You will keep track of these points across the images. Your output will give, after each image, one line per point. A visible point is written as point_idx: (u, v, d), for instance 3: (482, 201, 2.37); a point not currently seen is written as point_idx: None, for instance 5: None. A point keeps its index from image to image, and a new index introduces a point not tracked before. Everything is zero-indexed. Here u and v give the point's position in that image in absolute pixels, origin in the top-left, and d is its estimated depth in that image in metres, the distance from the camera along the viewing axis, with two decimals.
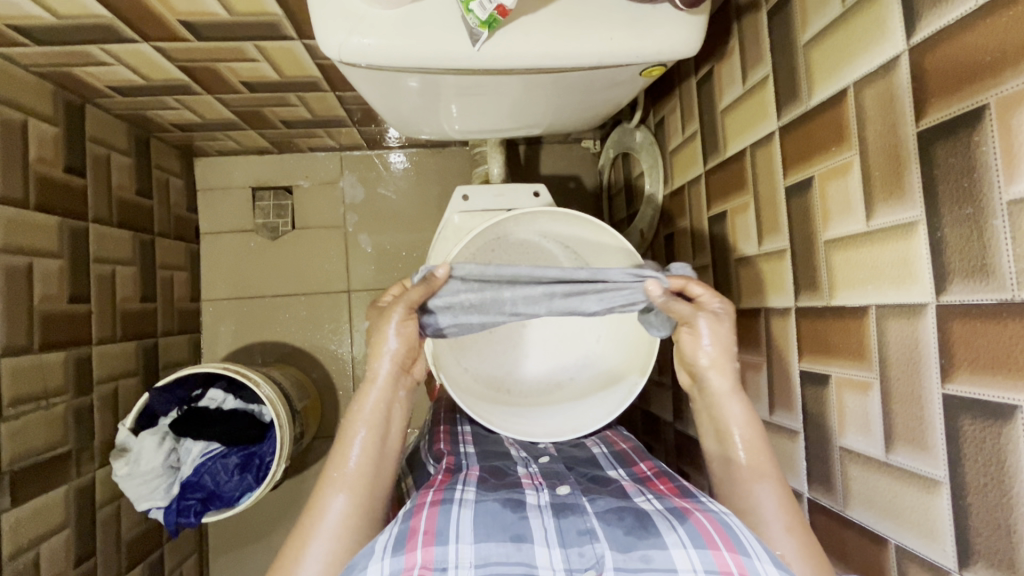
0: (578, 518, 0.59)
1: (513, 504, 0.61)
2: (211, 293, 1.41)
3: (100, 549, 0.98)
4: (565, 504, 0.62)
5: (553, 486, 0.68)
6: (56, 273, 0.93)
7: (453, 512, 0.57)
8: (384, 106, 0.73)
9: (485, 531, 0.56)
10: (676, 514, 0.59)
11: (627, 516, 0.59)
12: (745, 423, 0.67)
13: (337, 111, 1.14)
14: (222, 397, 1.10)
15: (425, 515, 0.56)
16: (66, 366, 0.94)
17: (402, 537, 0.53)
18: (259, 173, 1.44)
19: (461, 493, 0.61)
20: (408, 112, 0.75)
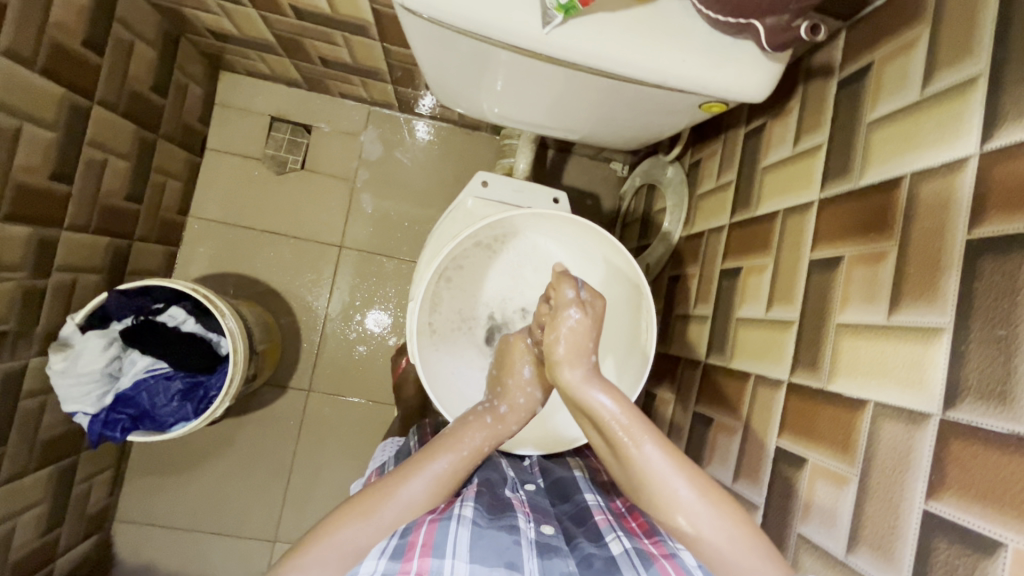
0: (561, 561, 0.58)
1: (507, 527, 0.61)
2: (200, 210, 1.36)
3: (10, 444, 0.92)
4: (550, 544, 0.61)
5: (539, 522, 0.66)
6: (45, 145, 0.88)
7: (452, 529, 0.59)
8: (428, 62, 0.68)
9: (479, 554, 0.56)
10: (642, 557, 0.57)
11: (596, 563, 0.58)
12: (615, 403, 0.65)
13: (379, 63, 1.11)
14: (183, 316, 1.02)
15: (424, 530, 0.60)
16: (29, 243, 0.89)
17: (400, 550, 0.57)
18: (281, 104, 1.39)
19: (460, 510, 0.63)
20: (451, 73, 0.70)
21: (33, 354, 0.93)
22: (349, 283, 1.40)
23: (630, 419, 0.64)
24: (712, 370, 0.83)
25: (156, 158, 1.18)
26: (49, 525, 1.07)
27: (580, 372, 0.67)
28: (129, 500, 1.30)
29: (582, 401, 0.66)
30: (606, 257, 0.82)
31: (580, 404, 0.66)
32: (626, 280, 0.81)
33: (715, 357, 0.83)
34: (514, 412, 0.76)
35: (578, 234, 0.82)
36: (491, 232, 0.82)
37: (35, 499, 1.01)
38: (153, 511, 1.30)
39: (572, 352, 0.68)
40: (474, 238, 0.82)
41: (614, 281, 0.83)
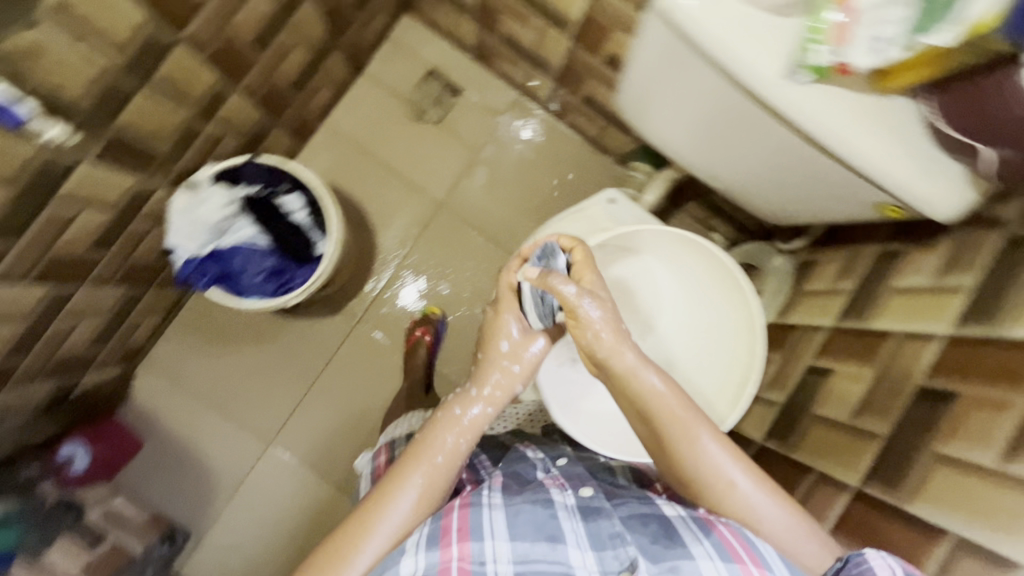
0: (607, 522, 0.64)
1: (541, 501, 0.66)
2: (335, 124, 1.44)
3: (113, 251, 0.98)
4: (591, 507, 0.67)
5: (576, 487, 0.71)
6: (261, 13, 0.95)
7: (485, 513, 0.64)
8: (634, 72, 0.74)
9: (516, 531, 0.62)
10: (698, 523, 0.63)
11: (652, 523, 0.64)
12: (667, 389, 0.71)
13: (557, 60, 1.17)
14: (297, 207, 1.06)
15: (456, 515, 0.65)
16: (209, 90, 0.96)
17: (436, 536, 0.63)
18: (443, 60, 1.46)
19: (490, 497, 0.67)
20: (648, 90, 0.75)
21: (165, 184, 1.00)
22: (435, 241, 1.45)
23: (684, 411, 0.69)
24: (768, 453, 0.83)
25: (327, 64, 1.26)
26: (99, 339, 1.12)
27: (635, 355, 0.72)
28: (163, 349, 1.35)
29: (637, 382, 0.71)
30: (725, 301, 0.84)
31: (634, 389, 0.71)
32: (741, 330, 0.81)
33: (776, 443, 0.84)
34: (491, 400, 0.80)
35: (706, 270, 0.84)
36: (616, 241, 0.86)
37: (101, 310, 1.07)
38: (179, 369, 1.35)
39: (614, 339, 0.72)
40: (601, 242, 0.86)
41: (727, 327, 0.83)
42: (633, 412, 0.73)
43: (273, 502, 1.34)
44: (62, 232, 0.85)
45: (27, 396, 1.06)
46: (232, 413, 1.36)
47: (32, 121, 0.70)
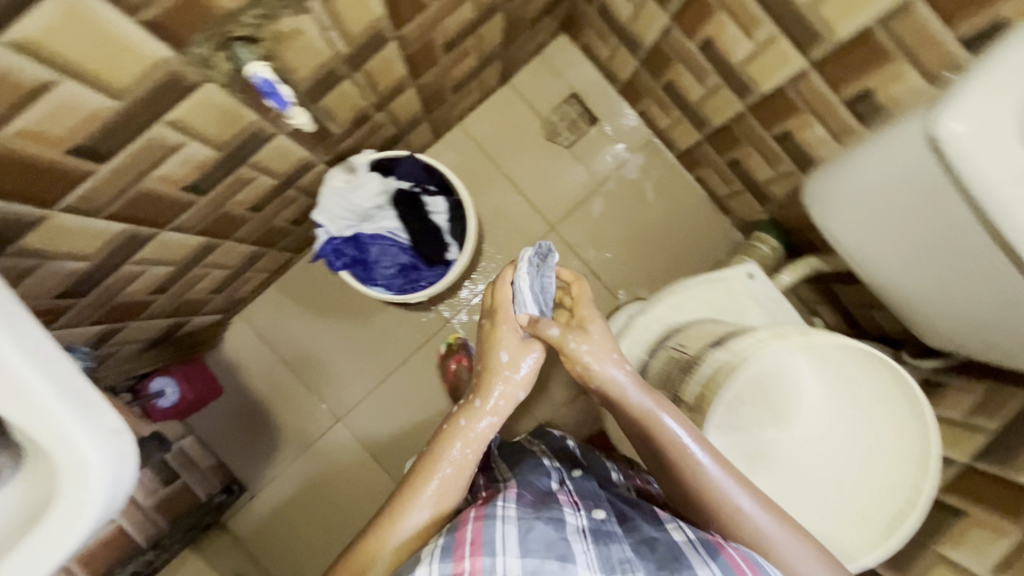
0: (618, 547, 0.66)
1: (553, 520, 0.66)
2: (469, 127, 1.45)
3: (259, 214, 1.00)
4: (603, 529, 0.69)
5: (588, 509, 0.73)
6: (462, 23, 0.96)
7: (499, 526, 0.63)
8: (857, 172, 0.74)
9: (530, 547, 0.61)
10: (706, 546, 0.65)
11: (659, 547, 0.66)
12: (680, 416, 0.74)
13: (721, 121, 1.15)
14: (440, 209, 1.08)
15: (471, 526, 0.63)
16: (395, 85, 0.97)
17: (450, 547, 0.61)
18: (588, 88, 1.46)
19: (504, 510, 0.65)
20: (864, 194, 0.75)
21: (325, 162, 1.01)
22: None
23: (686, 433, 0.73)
24: None
25: (487, 72, 1.27)
26: (217, 287, 1.16)
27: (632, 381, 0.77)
28: (258, 306, 1.37)
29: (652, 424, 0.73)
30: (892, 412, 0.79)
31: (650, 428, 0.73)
32: (910, 462, 0.79)
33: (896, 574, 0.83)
34: (500, 408, 0.78)
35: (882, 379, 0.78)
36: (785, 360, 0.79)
37: (227, 263, 1.09)
38: (270, 328, 1.38)
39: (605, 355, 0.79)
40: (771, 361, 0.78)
41: (883, 444, 0.80)
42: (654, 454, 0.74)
43: (330, 474, 1.37)
44: (239, 193, 0.87)
45: (147, 329, 1.08)
46: (310, 383, 1.38)
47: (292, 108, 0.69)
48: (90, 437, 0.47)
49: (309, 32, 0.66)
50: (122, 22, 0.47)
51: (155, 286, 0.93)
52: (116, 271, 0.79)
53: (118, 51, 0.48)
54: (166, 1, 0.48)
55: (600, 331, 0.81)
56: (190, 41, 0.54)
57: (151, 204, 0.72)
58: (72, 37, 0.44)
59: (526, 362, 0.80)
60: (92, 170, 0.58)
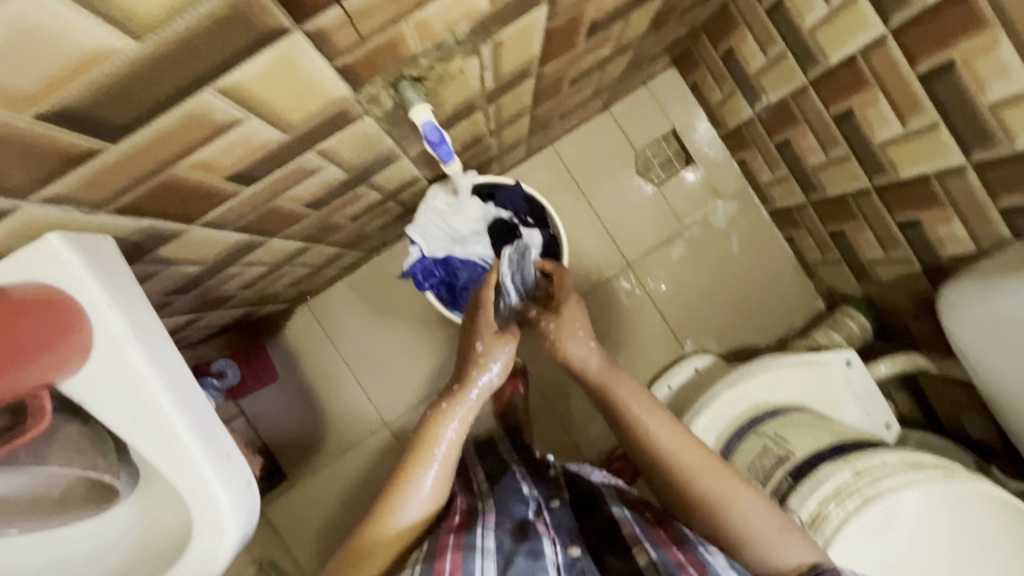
0: None
1: (531, 554, 0.72)
2: (560, 149, 1.41)
3: (355, 224, 0.98)
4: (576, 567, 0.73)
5: (566, 541, 0.77)
6: (596, 60, 0.92)
7: (477, 563, 0.70)
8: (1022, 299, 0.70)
9: None
10: (669, 568, 0.68)
11: None
12: (640, 400, 0.85)
13: (837, 192, 1.09)
14: (535, 243, 1.05)
15: (450, 558, 0.70)
16: (515, 114, 0.93)
17: None
18: (688, 127, 1.40)
19: (481, 541, 0.74)
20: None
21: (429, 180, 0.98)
22: (608, 297, 1.41)
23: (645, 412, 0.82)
24: None
25: (594, 100, 1.22)
26: (295, 282, 1.15)
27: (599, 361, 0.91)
28: (324, 299, 1.36)
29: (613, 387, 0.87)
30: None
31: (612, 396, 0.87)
32: None
33: None
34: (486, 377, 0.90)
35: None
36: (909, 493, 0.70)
37: (311, 263, 1.08)
38: (332, 323, 1.37)
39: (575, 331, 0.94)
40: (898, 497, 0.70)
41: None
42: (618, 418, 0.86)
43: (368, 476, 1.36)
44: (347, 207, 0.85)
45: (222, 317, 1.07)
46: (363, 383, 1.37)
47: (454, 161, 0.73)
48: (227, 489, 0.46)
49: (469, 71, 0.63)
50: (323, 68, 0.44)
51: (247, 282, 0.92)
52: (220, 273, 0.78)
53: (307, 93, 0.46)
54: (366, 48, 0.45)
55: (573, 306, 0.96)
56: (368, 81, 0.51)
57: (273, 219, 0.70)
58: (274, 82, 0.42)
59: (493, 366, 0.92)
60: (240, 193, 0.57)
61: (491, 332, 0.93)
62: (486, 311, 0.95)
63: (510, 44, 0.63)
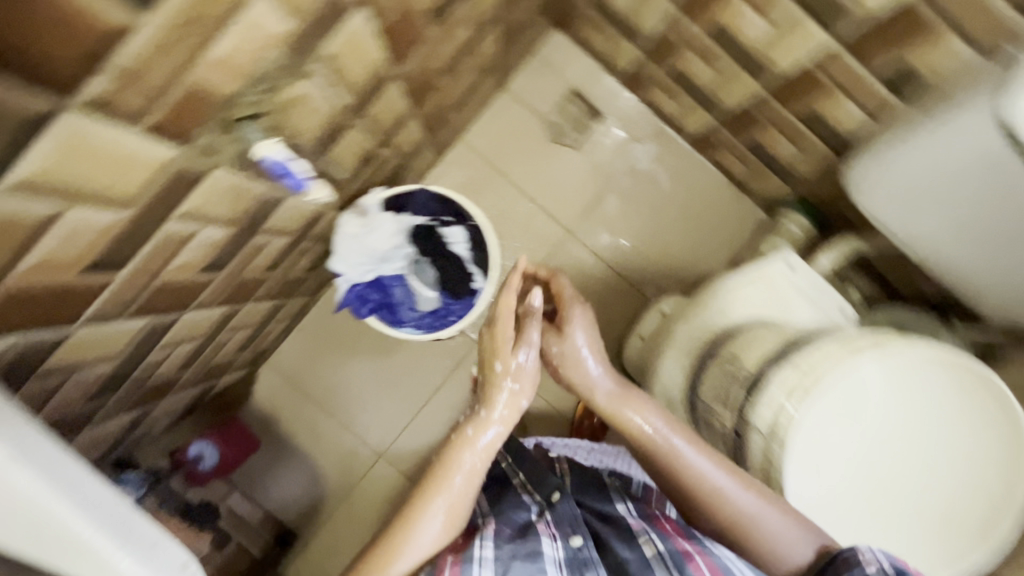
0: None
1: (529, 555, 0.78)
2: (471, 139, 1.39)
3: (275, 275, 0.97)
4: (581, 560, 0.80)
5: (567, 536, 0.83)
6: (461, 43, 0.90)
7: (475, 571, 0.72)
8: (925, 149, 0.78)
9: None
10: (674, 559, 0.77)
11: None
12: (644, 408, 0.87)
13: (737, 104, 1.10)
14: (459, 239, 1.03)
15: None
16: (398, 119, 0.92)
17: None
18: (589, 83, 1.39)
19: (480, 552, 0.75)
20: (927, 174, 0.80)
21: None
22: (560, 269, 1.41)
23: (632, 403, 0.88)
24: None
25: (484, 82, 1.21)
26: (243, 345, 1.13)
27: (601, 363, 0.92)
28: (283, 354, 1.35)
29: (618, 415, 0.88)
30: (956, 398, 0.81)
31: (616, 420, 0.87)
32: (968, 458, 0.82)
33: None
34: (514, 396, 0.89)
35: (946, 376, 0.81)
36: (871, 366, 0.77)
37: (249, 324, 1.06)
38: (298, 375, 1.35)
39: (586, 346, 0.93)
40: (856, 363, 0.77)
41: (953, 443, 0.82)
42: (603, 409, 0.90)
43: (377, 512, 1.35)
44: (255, 259, 0.83)
45: (179, 401, 1.06)
46: (348, 424, 1.36)
47: (310, 184, 0.68)
48: None
49: (314, 94, 0.61)
50: (125, 134, 0.42)
51: (185, 359, 0.91)
52: (143, 361, 0.76)
53: (125, 165, 0.44)
54: (170, 103, 0.44)
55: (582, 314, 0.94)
56: (195, 134, 0.50)
57: (173, 294, 0.69)
58: (77, 164, 0.40)
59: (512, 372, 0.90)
60: (111, 281, 0.55)
61: (506, 348, 0.90)
62: (494, 329, 0.92)
63: (347, 56, 0.61)
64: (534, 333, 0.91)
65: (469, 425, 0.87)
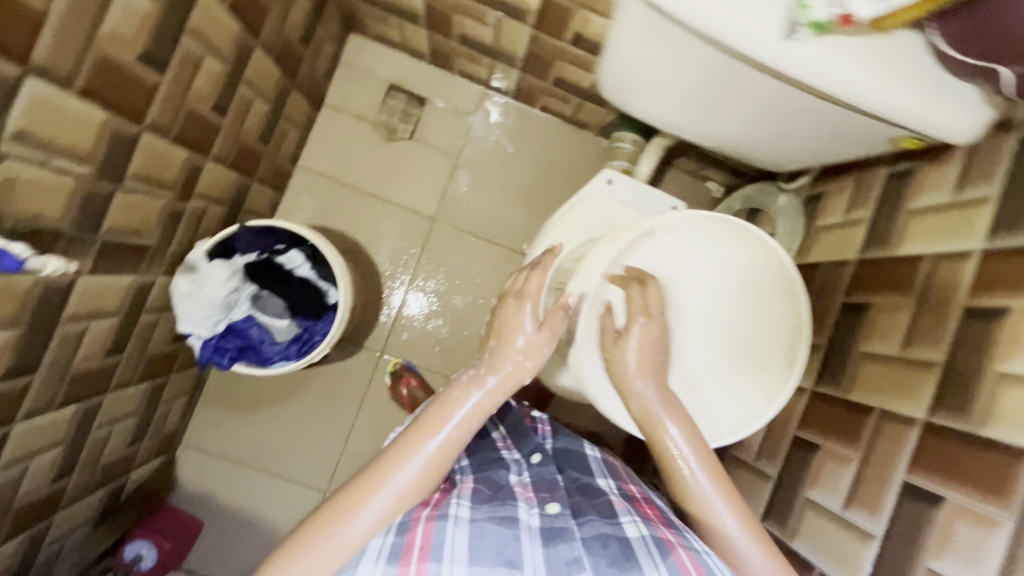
0: (566, 548, 0.66)
1: (505, 520, 0.67)
2: (309, 163, 1.40)
3: (126, 355, 0.97)
4: (554, 527, 0.68)
5: (544, 503, 0.73)
6: (216, 76, 0.90)
7: (449, 531, 0.65)
8: (620, 49, 0.71)
9: (477, 555, 0.63)
10: (658, 545, 0.68)
11: (611, 546, 0.68)
12: (684, 422, 0.75)
13: (521, 49, 1.13)
14: (299, 262, 1.05)
15: (421, 530, 0.65)
16: (184, 169, 0.92)
17: (398, 551, 0.63)
18: (402, 73, 1.41)
19: (456, 509, 0.68)
20: (635, 65, 0.72)
21: (161, 272, 0.97)
22: (437, 256, 1.43)
23: (665, 393, 0.77)
24: (823, 399, 0.84)
25: (288, 107, 1.22)
26: (137, 435, 1.12)
27: (655, 360, 0.79)
28: (196, 428, 1.34)
29: (655, 422, 0.75)
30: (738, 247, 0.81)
31: (651, 423, 0.75)
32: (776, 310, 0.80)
33: (828, 385, 0.84)
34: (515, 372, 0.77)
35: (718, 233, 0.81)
36: (678, 241, 0.85)
37: (127, 411, 1.05)
38: (218, 443, 1.35)
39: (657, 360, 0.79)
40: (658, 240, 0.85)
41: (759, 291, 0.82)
42: (637, 375, 0.77)
43: None
44: (77, 348, 0.83)
45: (83, 510, 1.05)
46: (284, 473, 1.36)
47: (32, 262, 0.68)
48: None
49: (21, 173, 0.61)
50: None
51: (55, 469, 0.89)
52: None
53: None
54: None
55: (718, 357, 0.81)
56: None
57: None
58: None
59: (506, 359, 0.77)
60: None
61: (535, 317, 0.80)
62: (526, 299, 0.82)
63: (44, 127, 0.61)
64: (636, 335, 0.79)
65: (460, 386, 0.75)
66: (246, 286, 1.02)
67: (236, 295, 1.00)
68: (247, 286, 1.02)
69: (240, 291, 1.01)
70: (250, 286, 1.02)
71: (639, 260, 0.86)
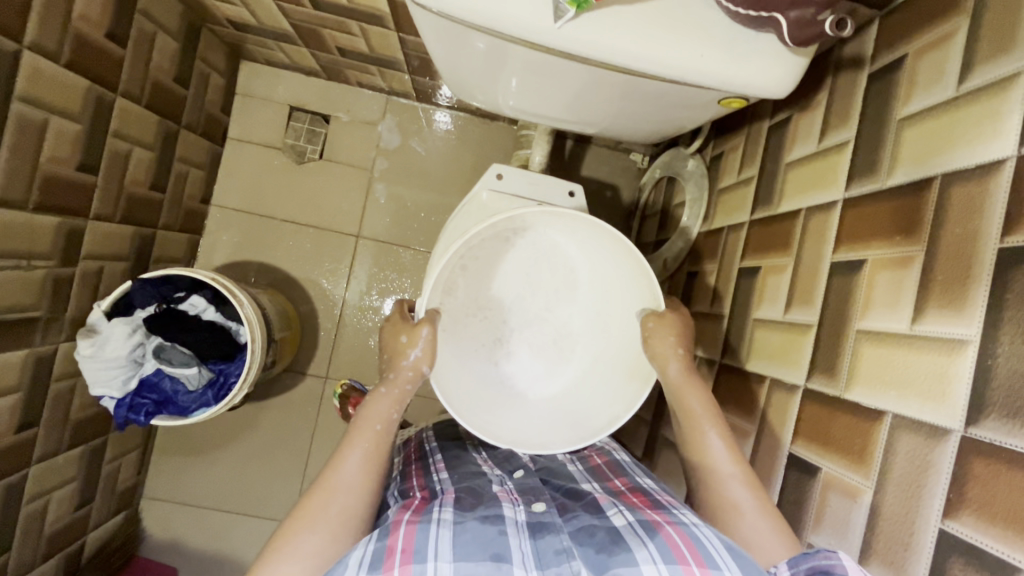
0: (554, 537, 0.58)
1: (489, 518, 0.59)
2: (221, 199, 1.37)
3: (43, 426, 0.97)
4: (542, 523, 0.61)
5: (529, 502, 0.66)
6: (71, 137, 0.90)
7: (432, 530, 0.55)
8: (437, 54, 0.69)
9: (463, 551, 0.54)
10: (645, 527, 0.59)
11: (598, 534, 0.59)
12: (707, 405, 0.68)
13: (395, 52, 1.10)
14: (203, 306, 1.06)
15: (402, 533, 0.55)
16: (57, 234, 0.92)
17: (379, 556, 0.52)
18: (300, 94, 1.38)
19: (439, 513, 0.59)
20: (458, 65, 0.70)
21: (62, 339, 0.97)
22: (366, 272, 1.40)
23: (687, 377, 0.70)
24: (727, 371, 0.80)
25: (179, 149, 1.20)
26: (83, 499, 1.13)
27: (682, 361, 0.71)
28: (155, 480, 1.35)
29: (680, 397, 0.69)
30: (591, 238, 0.77)
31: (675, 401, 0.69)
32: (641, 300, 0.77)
33: (731, 357, 0.80)
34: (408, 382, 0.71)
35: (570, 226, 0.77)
36: (556, 235, 0.81)
37: (65, 478, 1.06)
38: (178, 491, 1.36)
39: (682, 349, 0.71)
40: (535, 236, 0.82)
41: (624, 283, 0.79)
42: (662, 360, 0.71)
43: None
44: None
45: None
46: (248, 511, 1.36)
47: None
48: None
49: None
50: None
51: None
52: None
53: None
54: None
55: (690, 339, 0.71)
56: None
57: None
58: None
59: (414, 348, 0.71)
60: None
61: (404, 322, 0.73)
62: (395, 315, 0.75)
63: None
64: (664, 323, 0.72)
65: (385, 385, 0.71)
66: (152, 339, 1.01)
67: (141, 350, 0.99)
68: (154, 339, 1.01)
69: (147, 344, 1.00)
70: (157, 338, 1.01)
71: (511, 261, 0.83)
